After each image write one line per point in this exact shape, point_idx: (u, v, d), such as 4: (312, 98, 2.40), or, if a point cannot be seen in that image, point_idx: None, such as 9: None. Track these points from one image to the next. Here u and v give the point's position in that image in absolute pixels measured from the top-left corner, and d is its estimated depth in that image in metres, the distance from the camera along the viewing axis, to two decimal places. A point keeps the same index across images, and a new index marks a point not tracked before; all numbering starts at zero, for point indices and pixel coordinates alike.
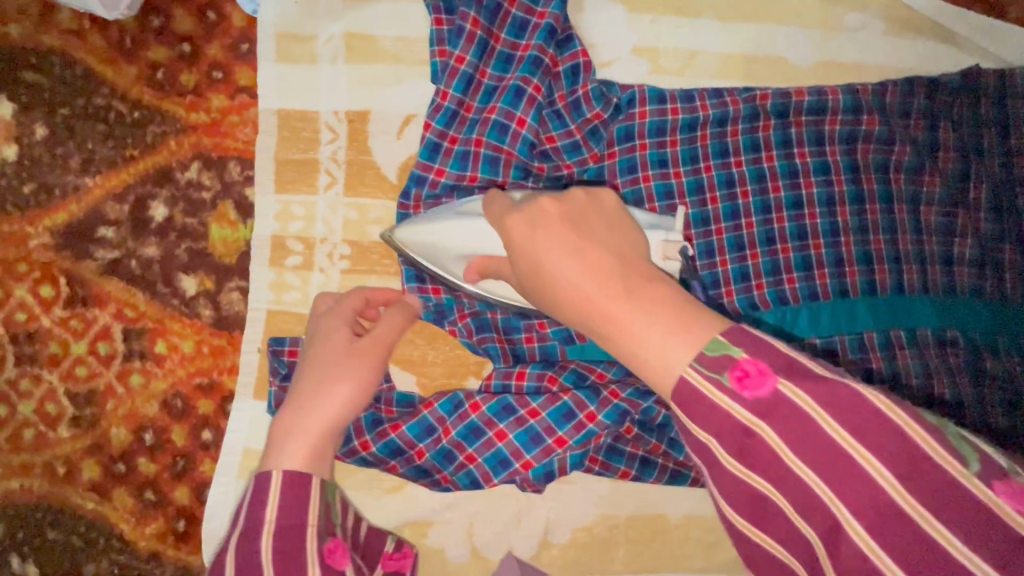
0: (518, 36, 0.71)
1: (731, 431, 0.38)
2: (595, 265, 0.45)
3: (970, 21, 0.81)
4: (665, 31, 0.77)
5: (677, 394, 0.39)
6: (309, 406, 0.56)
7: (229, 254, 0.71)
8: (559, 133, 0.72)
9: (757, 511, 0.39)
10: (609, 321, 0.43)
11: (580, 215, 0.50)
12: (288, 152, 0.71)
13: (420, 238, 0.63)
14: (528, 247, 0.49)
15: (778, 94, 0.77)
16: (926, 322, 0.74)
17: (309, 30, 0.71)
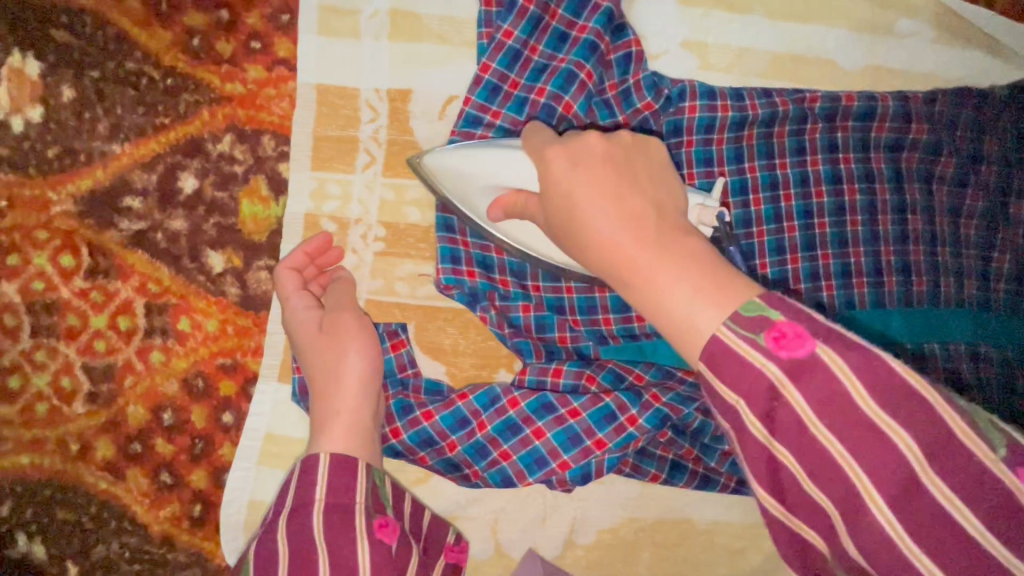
0: (575, 14, 0.70)
1: (758, 391, 0.36)
2: (632, 213, 0.44)
3: (1018, 34, 0.80)
4: (715, 26, 0.75)
5: (707, 356, 0.37)
6: (331, 396, 0.57)
7: (258, 232, 0.69)
8: (607, 122, 0.71)
9: (776, 481, 0.37)
10: (636, 270, 0.41)
11: (622, 161, 0.48)
12: (326, 129, 0.69)
13: (448, 165, 0.61)
14: (565, 177, 0.47)
15: (828, 96, 0.75)
16: (959, 335, 0.73)
17: (353, 4, 0.69)
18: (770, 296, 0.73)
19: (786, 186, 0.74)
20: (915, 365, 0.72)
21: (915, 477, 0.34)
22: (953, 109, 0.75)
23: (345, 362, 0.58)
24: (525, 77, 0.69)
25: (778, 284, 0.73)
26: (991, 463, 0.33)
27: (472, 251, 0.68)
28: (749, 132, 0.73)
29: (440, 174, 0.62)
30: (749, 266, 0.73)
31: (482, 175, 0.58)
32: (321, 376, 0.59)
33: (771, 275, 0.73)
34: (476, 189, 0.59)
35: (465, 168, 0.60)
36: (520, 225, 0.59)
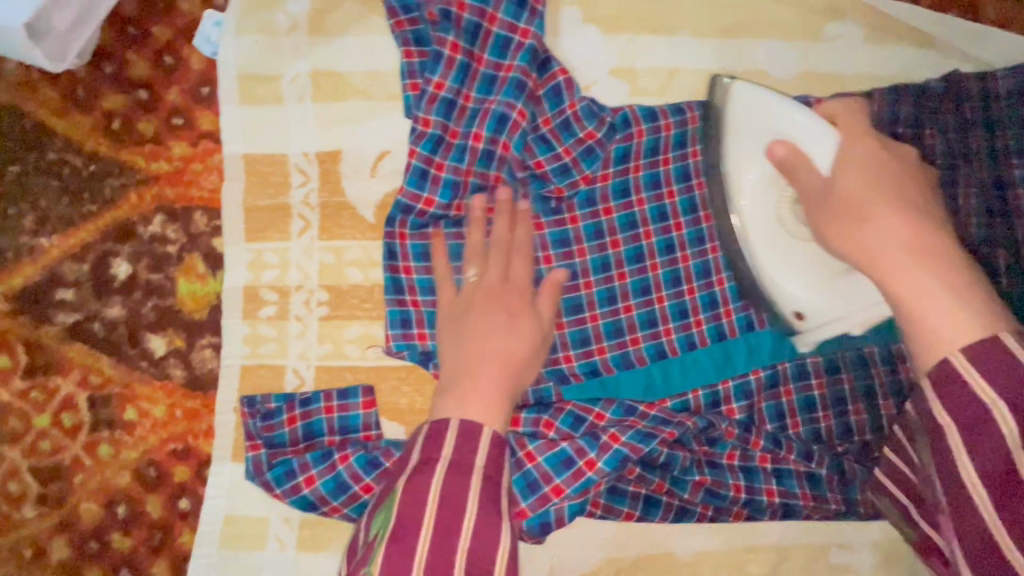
0: (501, 55, 0.67)
1: (972, 424, 0.40)
2: (906, 227, 0.50)
3: (944, 27, 0.80)
4: (642, 51, 0.74)
5: (971, 350, 0.41)
6: (475, 347, 0.60)
7: (198, 310, 0.67)
8: (547, 157, 0.69)
9: (1004, 480, 0.38)
10: (883, 278, 0.49)
11: (889, 182, 0.54)
12: (256, 199, 0.68)
13: (738, 109, 0.62)
14: (847, 186, 0.54)
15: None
16: None
17: (271, 70, 0.68)
18: (733, 313, 0.72)
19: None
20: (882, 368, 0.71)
21: None
22: (891, 109, 0.73)
23: (510, 311, 0.62)
24: (462, 126, 0.67)
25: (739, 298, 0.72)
26: None
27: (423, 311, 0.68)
28: (692, 148, 0.72)
29: (737, 103, 0.62)
30: (705, 284, 0.72)
31: (769, 120, 0.61)
32: (472, 358, 0.59)
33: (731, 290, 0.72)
34: (753, 144, 0.61)
35: (751, 110, 0.62)
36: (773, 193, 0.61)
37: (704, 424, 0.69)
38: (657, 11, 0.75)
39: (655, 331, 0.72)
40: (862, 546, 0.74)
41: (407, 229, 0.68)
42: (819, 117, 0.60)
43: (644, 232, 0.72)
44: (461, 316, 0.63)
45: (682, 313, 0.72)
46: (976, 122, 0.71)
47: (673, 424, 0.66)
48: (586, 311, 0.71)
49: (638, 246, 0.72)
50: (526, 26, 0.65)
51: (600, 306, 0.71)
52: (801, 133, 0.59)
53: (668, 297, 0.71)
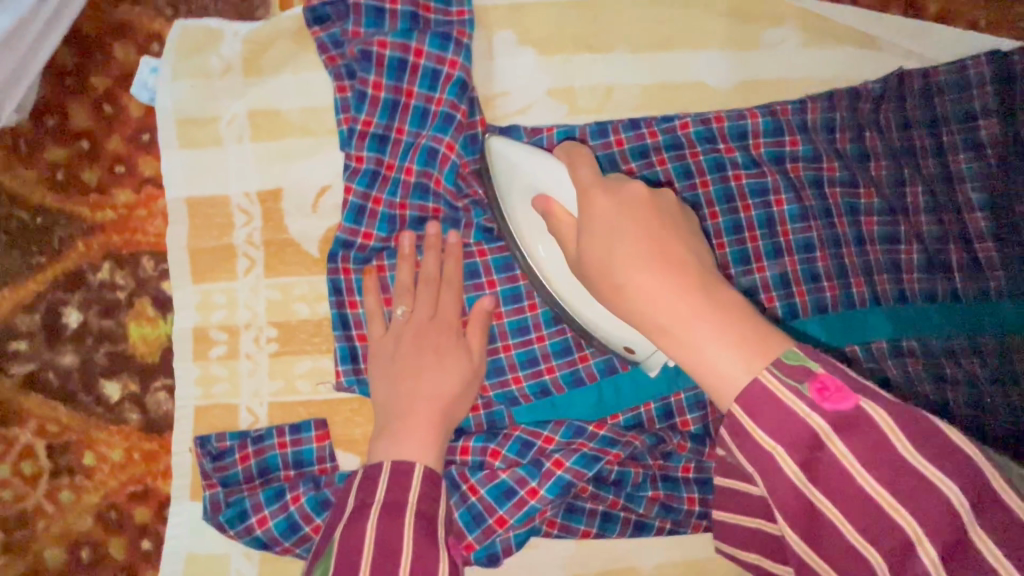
0: (430, 87, 0.68)
1: (800, 441, 0.38)
2: (676, 265, 0.45)
3: (884, 25, 0.80)
4: (577, 70, 0.75)
5: (745, 398, 0.39)
6: (402, 387, 0.64)
7: (150, 354, 0.68)
8: (480, 186, 0.69)
9: (808, 522, 0.39)
10: (656, 329, 0.43)
11: (672, 224, 0.49)
12: (201, 241, 0.69)
13: (506, 159, 0.62)
14: (594, 231, 0.49)
15: (697, 121, 0.76)
16: (881, 333, 0.70)
17: (209, 112, 0.69)
18: None
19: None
20: None
21: (956, 543, 0.35)
22: (826, 114, 0.75)
23: (439, 352, 0.65)
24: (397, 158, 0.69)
25: None
26: (977, 524, 0.35)
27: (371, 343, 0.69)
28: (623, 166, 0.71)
29: (498, 161, 0.64)
30: None
31: (531, 175, 0.60)
32: (406, 396, 0.63)
33: None
34: (519, 192, 0.62)
35: (517, 161, 0.62)
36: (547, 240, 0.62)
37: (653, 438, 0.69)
38: (591, 28, 0.75)
39: (601, 347, 0.71)
40: None
41: (351, 263, 0.70)
42: (555, 163, 0.59)
43: None
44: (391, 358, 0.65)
45: None
46: (919, 120, 0.70)
47: (620, 445, 0.66)
48: (532, 332, 0.71)
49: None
50: (452, 59, 0.67)
51: (545, 326, 0.71)
52: (557, 184, 0.57)
53: None
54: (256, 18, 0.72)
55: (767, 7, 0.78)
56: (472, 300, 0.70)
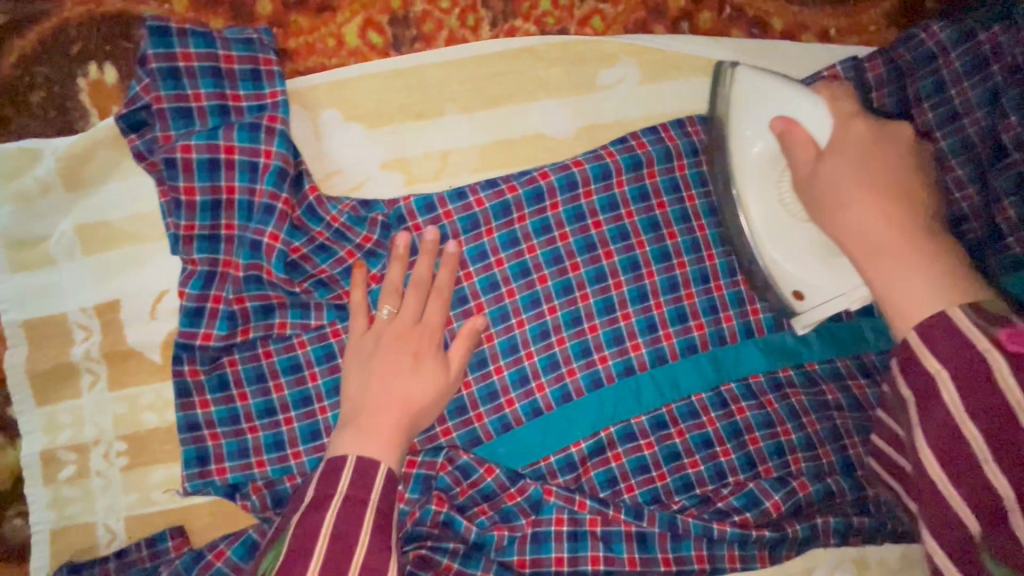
0: (252, 179, 0.67)
1: (967, 370, 0.45)
2: (885, 207, 0.56)
3: (723, 47, 0.78)
4: (409, 139, 0.74)
5: (924, 328, 0.48)
6: (381, 387, 0.63)
7: (2, 482, 0.68)
8: (328, 264, 0.70)
9: (944, 452, 0.46)
10: (875, 253, 0.54)
11: (881, 158, 0.59)
12: (41, 362, 0.68)
13: (744, 88, 0.66)
14: (830, 172, 0.59)
15: (556, 169, 0.74)
16: (757, 368, 0.75)
17: (38, 233, 0.69)
18: (546, 387, 0.73)
19: (507, 281, 0.73)
20: (682, 424, 0.74)
21: None
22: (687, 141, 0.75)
23: (415, 354, 0.65)
24: (237, 254, 0.68)
25: (551, 368, 0.73)
26: None
27: (223, 443, 0.68)
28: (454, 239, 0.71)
29: (739, 92, 0.66)
30: (514, 361, 0.73)
31: (763, 99, 0.65)
32: (373, 396, 0.62)
33: (539, 362, 0.73)
34: (758, 123, 0.65)
35: (759, 86, 0.65)
36: (768, 162, 0.65)
37: (510, 471, 0.70)
38: (417, 95, 0.74)
39: (465, 418, 0.73)
40: None
41: (198, 364, 0.69)
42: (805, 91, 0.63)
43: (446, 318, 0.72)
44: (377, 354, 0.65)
45: (492, 396, 0.73)
46: None
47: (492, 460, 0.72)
48: None
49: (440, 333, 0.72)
50: (266, 148, 0.66)
51: None
52: (799, 111, 0.62)
53: (474, 381, 0.72)
54: (77, 130, 0.72)
55: (599, 47, 0.76)
56: (329, 384, 0.70)
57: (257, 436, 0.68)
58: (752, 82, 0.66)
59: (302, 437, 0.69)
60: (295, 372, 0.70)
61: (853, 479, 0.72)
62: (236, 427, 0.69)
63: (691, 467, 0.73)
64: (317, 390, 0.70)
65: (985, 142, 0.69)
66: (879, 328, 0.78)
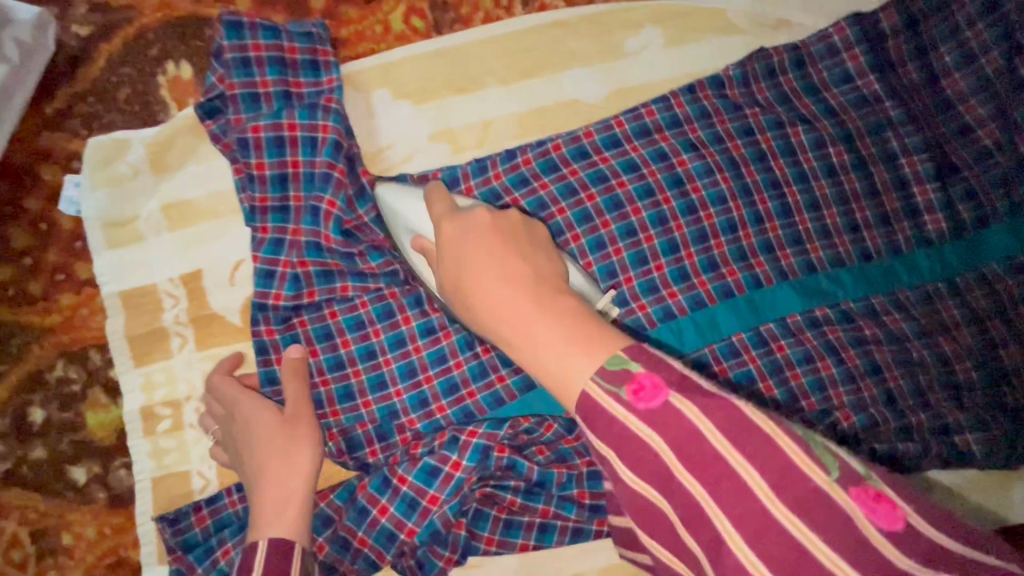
0: (312, 153, 0.75)
1: (624, 442, 0.38)
2: (513, 281, 0.47)
3: (737, 9, 0.84)
4: (452, 112, 0.80)
5: (582, 408, 0.39)
6: (267, 462, 0.63)
7: (108, 436, 0.76)
8: (379, 232, 0.75)
9: (714, 545, 0.36)
10: (516, 329, 0.44)
11: (513, 235, 0.53)
12: (136, 327, 0.76)
13: (384, 201, 0.72)
14: (452, 250, 0.52)
15: (601, 128, 0.80)
16: (792, 310, 0.76)
17: (129, 213, 0.77)
18: None
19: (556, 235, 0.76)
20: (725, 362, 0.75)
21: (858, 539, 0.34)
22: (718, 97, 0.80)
23: (257, 433, 0.65)
24: (303, 222, 0.75)
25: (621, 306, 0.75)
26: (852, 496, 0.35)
27: None
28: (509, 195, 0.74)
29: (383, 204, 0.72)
30: None
31: (406, 211, 0.70)
32: (272, 470, 0.62)
33: None
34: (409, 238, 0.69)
35: (394, 202, 0.71)
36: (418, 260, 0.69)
37: (566, 422, 0.74)
38: (459, 71, 0.80)
39: (517, 366, 0.74)
40: None
41: (273, 324, 0.75)
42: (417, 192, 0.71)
43: None
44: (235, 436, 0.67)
45: None
46: (808, 91, 0.81)
47: (539, 428, 0.73)
48: (450, 358, 0.75)
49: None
50: (324, 124, 0.74)
51: (461, 351, 0.75)
52: (418, 223, 0.68)
53: None
54: (158, 121, 0.80)
55: (624, 16, 0.82)
56: (391, 338, 0.75)
57: (328, 389, 0.73)
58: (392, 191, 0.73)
59: (370, 387, 0.74)
60: (360, 329, 0.76)
61: (896, 409, 0.73)
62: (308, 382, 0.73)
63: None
64: (380, 344, 0.75)
65: None
66: (911, 264, 0.78)
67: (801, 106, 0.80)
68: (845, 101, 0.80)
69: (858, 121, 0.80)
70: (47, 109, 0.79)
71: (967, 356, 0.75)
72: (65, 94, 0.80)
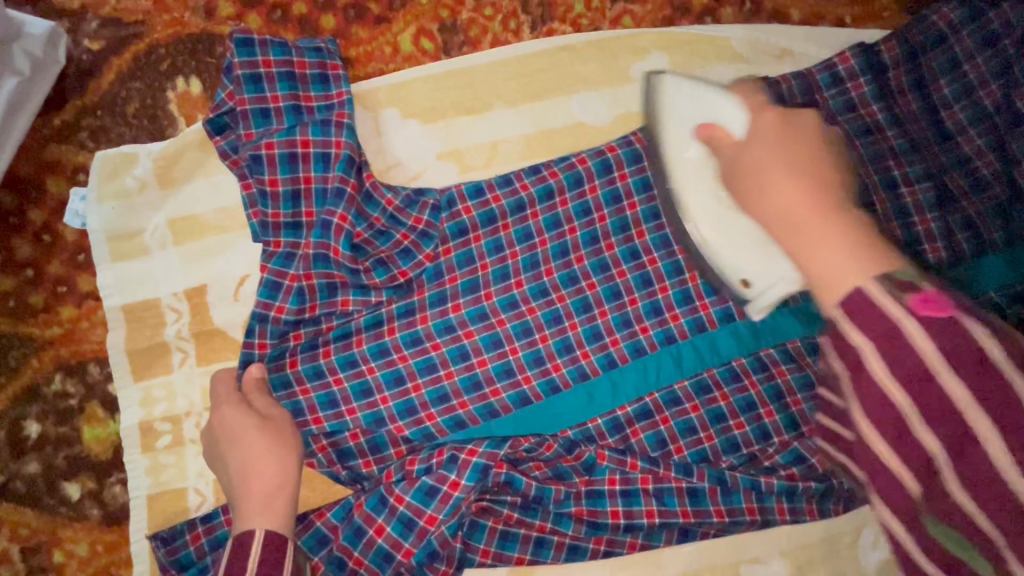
0: (324, 169, 0.75)
1: (958, 354, 0.39)
2: (807, 176, 0.50)
3: (743, 35, 0.85)
4: (460, 132, 0.81)
5: (847, 302, 0.42)
6: (251, 460, 0.68)
7: (103, 451, 0.75)
8: (387, 246, 0.77)
9: (899, 430, 0.41)
10: (790, 223, 0.48)
11: (804, 129, 0.55)
12: (138, 341, 0.76)
13: (678, 88, 0.66)
14: (749, 150, 0.55)
15: (593, 155, 0.80)
16: (793, 335, 0.78)
17: (135, 226, 0.77)
18: (591, 355, 0.76)
19: (546, 261, 0.78)
20: (726, 387, 0.77)
21: None
22: None
23: (237, 433, 0.70)
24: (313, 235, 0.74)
25: (594, 339, 0.77)
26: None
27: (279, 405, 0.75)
28: (502, 221, 0.78)
29: (663, 96, 0.67)
30: (558, 330, 0.76)
31: (699, 104, 0.63)
32: (256, 469, 0.67)
33: (583, 333, 0.76)
34: (684, 128, 0.64)
35: (684, 97, 0.65)
36: (684, 160, 0.64)
37: (566, 441, 0.73)
38: (468, 92, 0.81)
39: (513, 381, 0.75)
40: (771, 557, 0.76)
41: (268, 338, 0.75)
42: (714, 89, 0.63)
43: (486, 292, 0.77)
44: (216, 435, 0.71)
45: (538, 361, 0.76)
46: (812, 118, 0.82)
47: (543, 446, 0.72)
48: (440, 369, 0.75)
49: (480, 306, 0.76)
50: (337, 140, 0.75)
51: (454, 363, 0.75)
52: (720, 115, 0.60)
53: (520, 347, 0.76)
54: (166, 135, 0.81)
55: (631, 41, 0.83)
56: (374, 348, 0.75)
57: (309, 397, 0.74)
58: (678, 85, 0.66)
59: (353, 394, 0.74)
60: (344, 339, 0.76)
61: None
62: (289, 390, 0.75)
63: (738, 428, 0.75)
64: (362, 354, 0.75)
65: (1001, 112, 0.73)
66: None
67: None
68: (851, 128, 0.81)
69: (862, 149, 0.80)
70: (55, 121, 0.80)
71: None
72: (74, 107, 0.80)
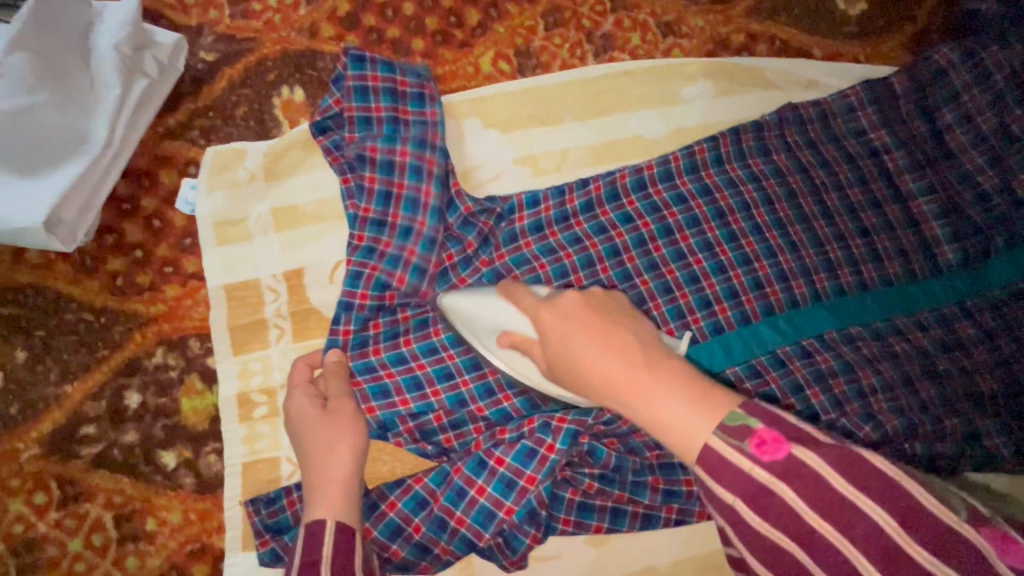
0: (416, 177, 0.83)
1: (752, 493, 0.45)
2: (619, 345, 0.53)
3: (775, 68, 0.98)
4: (535, 140, 0.92)
5: (700, 460, 0.46)
6: (320, 450, 0.72)
7: (200, 422, 0.79)
8: (456, 249, 0.83)
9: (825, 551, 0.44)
10: (634, 393, 0.49)
11: (601, 305, 0.58)
12: (239, 318, 0.81)
13: (456, 304, 0.73)
14: (557, 327, 0.57)
15: (660, 162, 0.89)
16: (878, 315, 0.81)
17: (239, 214, 0.84)
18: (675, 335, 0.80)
19: (628, 249, 0.82)
20: (800, 361, 0.78)
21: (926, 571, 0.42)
22: (758, 142, 0.90)
23: (306, 427, 0.73)
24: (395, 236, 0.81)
25: (677, 319, 0.80)
26: (950, 522, 0.43)
27: (365, 387, 0.77)
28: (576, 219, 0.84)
29: (456, 312, 0.73)
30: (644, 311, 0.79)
31: (491, 315, 0.70)
32: (320, 454, 0.71)
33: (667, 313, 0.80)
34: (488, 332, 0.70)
35: (467, 305, 0.72)
36: (517, 358, 0.69)
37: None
38: (542, 107, 0.93)
39: None
40: None
41: (351, 325, 0.79)
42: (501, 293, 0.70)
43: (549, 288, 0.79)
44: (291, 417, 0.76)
45: None
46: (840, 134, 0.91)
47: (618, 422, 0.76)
48: None
49: None
50: (429, 156, 0.83)
51: None
52: (510, 320, 0.67)
53: None
54: (271, 136, 0.90)
55: (681, 70, 0.96)
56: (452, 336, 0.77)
57: (394, 379, 0.76)
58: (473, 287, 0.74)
59: (437, 377, 0.77)
60: (422, 329, 0.78)
61: None
62: (374, 374, 0.77)
63: (813, 398, 0.76)
64: (441, 341, 0.78)
65: None
66: (929, 291, 0.82)
67: (849, 144, 0.91)
68: (890, 142, 0.90)
69: (896, 159, 0.89)
70: (170, 120, 0.88)
71: (986, 368, 0.79)
72: (188, 108, 0.89)
